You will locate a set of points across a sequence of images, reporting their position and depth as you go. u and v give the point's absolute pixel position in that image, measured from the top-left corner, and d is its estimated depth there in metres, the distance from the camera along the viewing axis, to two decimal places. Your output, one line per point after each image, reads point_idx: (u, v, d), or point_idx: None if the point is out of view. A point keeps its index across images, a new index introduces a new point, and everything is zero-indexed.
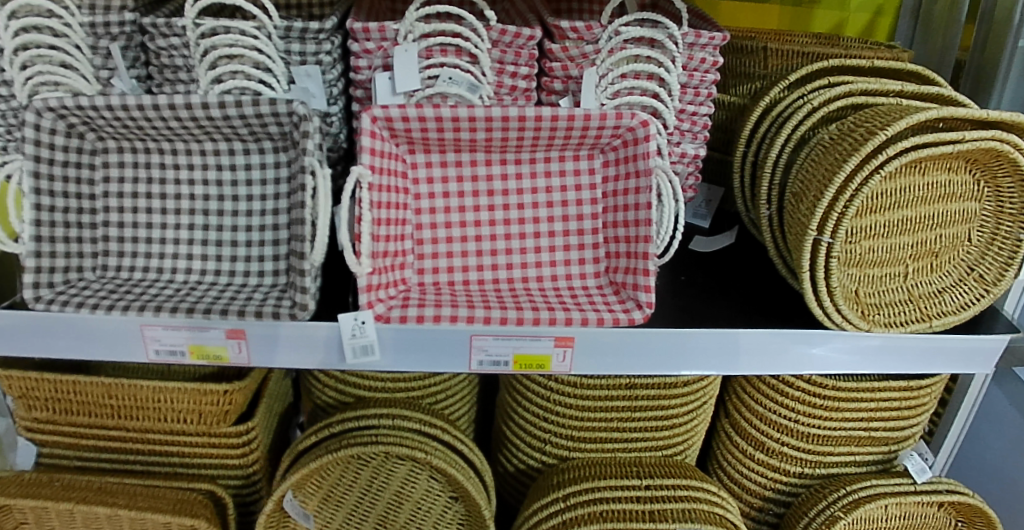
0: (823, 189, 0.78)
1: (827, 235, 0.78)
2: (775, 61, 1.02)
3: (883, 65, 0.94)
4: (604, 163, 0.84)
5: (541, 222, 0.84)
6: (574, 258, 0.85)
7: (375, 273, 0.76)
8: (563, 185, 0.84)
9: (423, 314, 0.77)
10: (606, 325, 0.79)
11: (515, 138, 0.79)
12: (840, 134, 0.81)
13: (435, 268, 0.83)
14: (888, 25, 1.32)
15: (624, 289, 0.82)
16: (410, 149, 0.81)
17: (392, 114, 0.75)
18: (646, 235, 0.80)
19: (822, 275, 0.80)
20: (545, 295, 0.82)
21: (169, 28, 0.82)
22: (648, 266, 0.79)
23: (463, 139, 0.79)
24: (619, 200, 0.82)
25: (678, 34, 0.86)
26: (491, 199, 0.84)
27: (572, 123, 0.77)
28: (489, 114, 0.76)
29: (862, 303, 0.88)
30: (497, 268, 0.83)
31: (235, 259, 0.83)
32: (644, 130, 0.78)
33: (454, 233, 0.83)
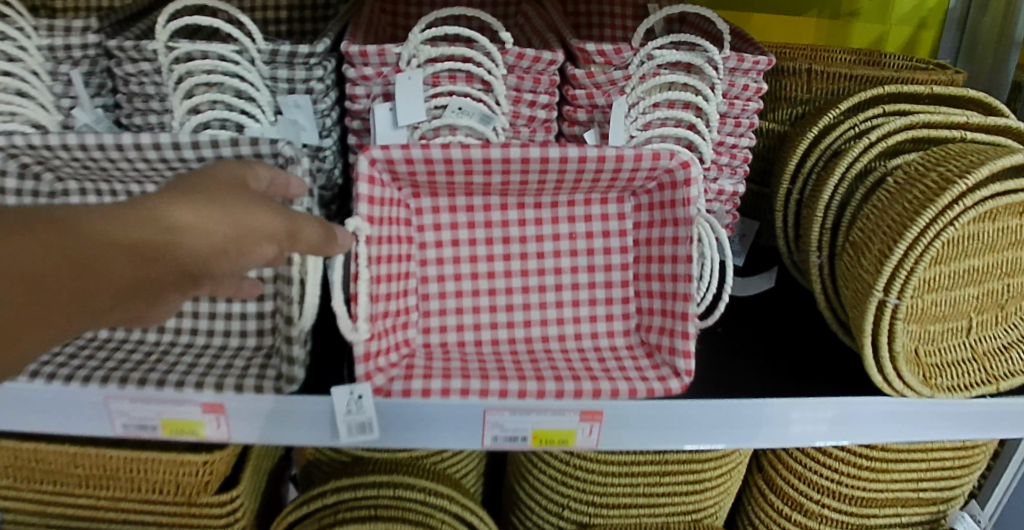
0: (891, 242, 0.67)
1: (894, 296, 0.67)
2: (819, 85, 0.91)
3: (943, 92, 0.84)
4: (636, 207, 0.73)
5: (563, 272, 0.74)
6: (601, 314, 0.74)
7: (373, 339, 0.66)
8: (589, 231, 0.74)
9: (429, 386, 0.66)
10: (639, 396, 0.68)
11: (536, 181, 0.69)
12: (907, 177, 0.70)
13: (443, 327, 0.73)
14: (931, 40, 1.22)
15: (658, 352, 0.71)
16: (415, 193, 0.71)
17: (394, 155, 0.64)
18: (685, 293, 0.69)
19: (886, 340, 0.69)
20: (568, 359, 0.71)
21: (138, 52, 0.71)
22: (688, 329, 0.69)
23: (475, 183, 0.69)
24: (653, 250, 0.72)
25: (719, 58, 0.75)
26: (507, 247, 0.73)
27: (603, 165, 0.67)
28: (506, 154, 0.65)
29: (922, 365, 0.78)
30: (513, 326, 0.73)
31: (214, 317, 0.74)
32: (684, 172, 0.67)
33: (465, 287, 0.73)
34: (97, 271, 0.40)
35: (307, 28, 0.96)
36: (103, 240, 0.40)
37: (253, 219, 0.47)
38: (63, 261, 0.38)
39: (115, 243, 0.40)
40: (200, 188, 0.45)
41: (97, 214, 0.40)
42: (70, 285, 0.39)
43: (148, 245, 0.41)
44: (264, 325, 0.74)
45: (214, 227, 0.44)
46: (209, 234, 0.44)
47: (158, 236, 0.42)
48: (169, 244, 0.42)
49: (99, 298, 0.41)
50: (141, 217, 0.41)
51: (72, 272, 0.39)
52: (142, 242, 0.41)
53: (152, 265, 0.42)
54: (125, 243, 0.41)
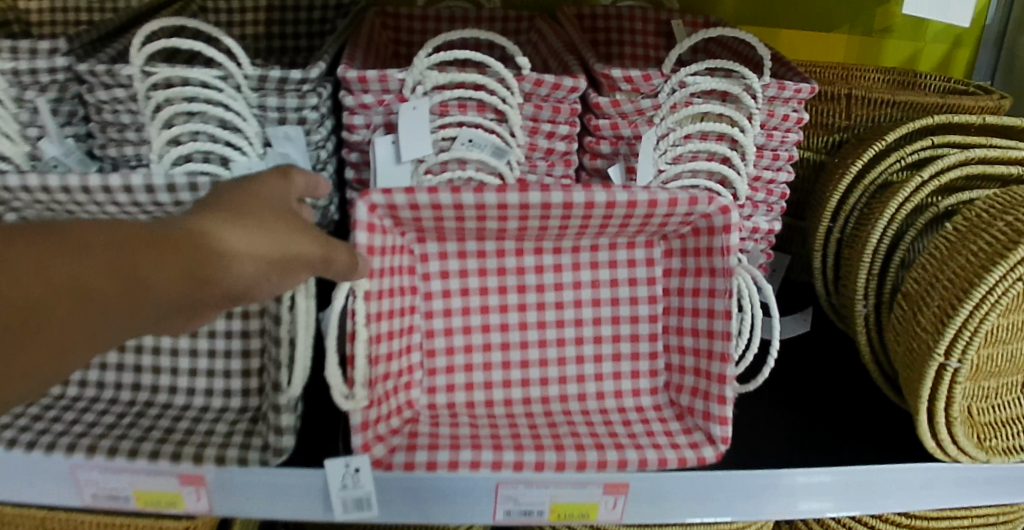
0: (955, 298, 0.58)
1: (956, 360, 0.58)
2: (860, 111, 0.84)
3: (994, 122, 0.76)
4: (666, 252, 0.65)
5: (584, 325, 0.67)
6: (625, 371, 0.67)
7: (373, 405, 0.59)
8: (613, 279, 0.66)
9: (435, 458, 0.59)
10: (670, 468, 0.60)
11: (556, 226, 0.61)
12: (972, 225, 0.62)
13: (451, 386, 0.65)
14: (966, 58, 1.15)
15: (690, 416, 0.64)
16: (420, 238, 0.63)
17: (396, 201, 0.56)
18: (723, 352, 0.61)
19: (944, 405, 0.62)
20: (590, 423, 0.64)
21: (112, 78, 0.64)
22: (725, 393, 0.61)
23: (488, 228, 0.61)
24: (685, 301, 0.64)
25: (759, 86, 0.67)
26: (522, 297, 0.66)
27: (633, 211, 0.59)
28: (523, 200, 0.57)
29: (976, 425, 0.70)
30: (528, 384, 0.66)
31: (194, 374, 0.66)
32: (723, 218, 0.58)
33: (475, 341, 0.66)
34: (143, 284, 0.37)
35: (301, 44, 0.89)
36: (152, 259, 0.37)
37: (295, 244, 0.44)
38: (113, 268, 0.37)
39: (164, 254, 0.38)
40: (245, 208, 0.43)
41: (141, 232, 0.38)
42: (121, 295, 0.37)
43: (199, 260, 0.39)
44: (250, 384, 0.66)
45: (261, 252, 0.42)
46: (255, 257, 0.42)
47: (211, 252, 0.40)
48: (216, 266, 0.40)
49: (146, 312, 0.38)
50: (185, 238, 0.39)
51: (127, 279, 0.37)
52: (195, 257, 0.39)
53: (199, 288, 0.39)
54: (176, 267, 0.38)
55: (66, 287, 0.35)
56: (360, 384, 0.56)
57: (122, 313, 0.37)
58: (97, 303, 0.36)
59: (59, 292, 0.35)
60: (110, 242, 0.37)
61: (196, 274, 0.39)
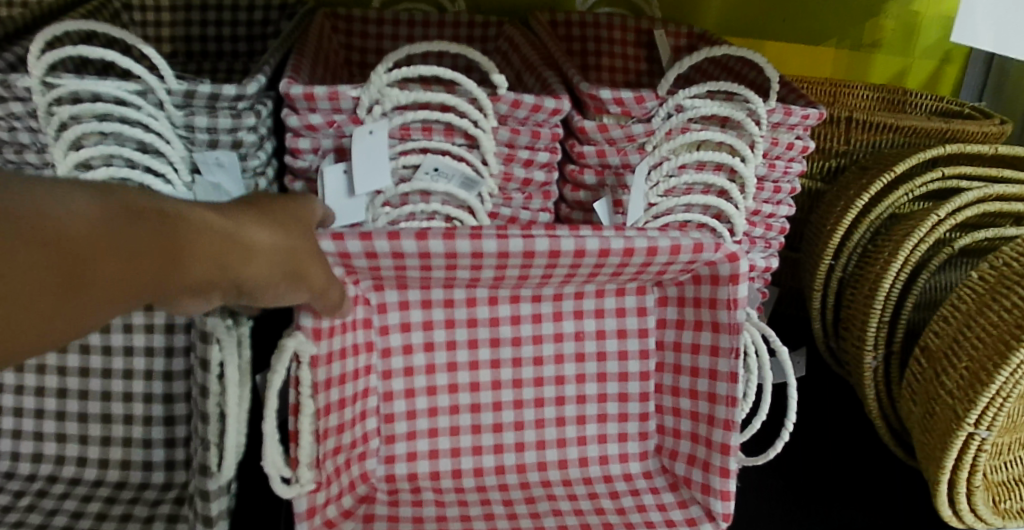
0: (989, 363, 0.54)
1: (985, 430, 0.54)
2: (860, 135, 0.77)
3: (1008, 152, 0.70)
4: (661, 300, 0.57)
5: (566, 382, 0.58)
6: (612, 434, 0.59)
7: (321, 488, 0.49)
8: (600, 330, 0.58)
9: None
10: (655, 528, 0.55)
11: (539, 275, 0.52)
12: (1004, 274, 0.57)
13: (413, 455, 0.56)
14: (954, 76, 1.09)
15: (686, 487, 0.57)
16: (377, 286, 0.53)
17: (349, 248, 0.47)
18: (726, 418, 0.53)
19: (966, 475, 0.56)
20: (573, 496, 0.56)
21: (6, 89, 0.53)
22: (728, 464, 0.54)
23: (458, 277, 0.52)
24: (682, 358, 0.56)
25: (763, 111, 0.60)
26: (495, 351, 0.57)
27: (629, 259, 0.50)
28: (501, 248, 0.48)
29: (992, 486, 0.65)
30: (502, 450, 0.57)
31: (107, 443, 0.55)
32: (731, 267, 0.50)
33: (441, 403, 0.56)
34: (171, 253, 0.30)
35: (240, 49, 0.78)
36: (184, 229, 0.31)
37: (301, 251, 0.40)
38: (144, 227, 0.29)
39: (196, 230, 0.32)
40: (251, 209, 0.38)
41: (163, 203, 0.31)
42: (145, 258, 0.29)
43: (227, 246, 0.33)
44: (175, 456, 0.55)
45: (277, 244, 0.37)
46: (274, 254, 0.37)
47: (231, 232, 0.34)
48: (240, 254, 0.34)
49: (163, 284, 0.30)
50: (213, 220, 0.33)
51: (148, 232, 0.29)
52: (216, 230, 0.33)
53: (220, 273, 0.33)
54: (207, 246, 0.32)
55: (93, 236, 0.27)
56: (305, 465, 0.47)
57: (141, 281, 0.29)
58: (103, 261, 0.27)
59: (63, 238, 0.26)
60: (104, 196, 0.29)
61: (218, 248, 0.33)
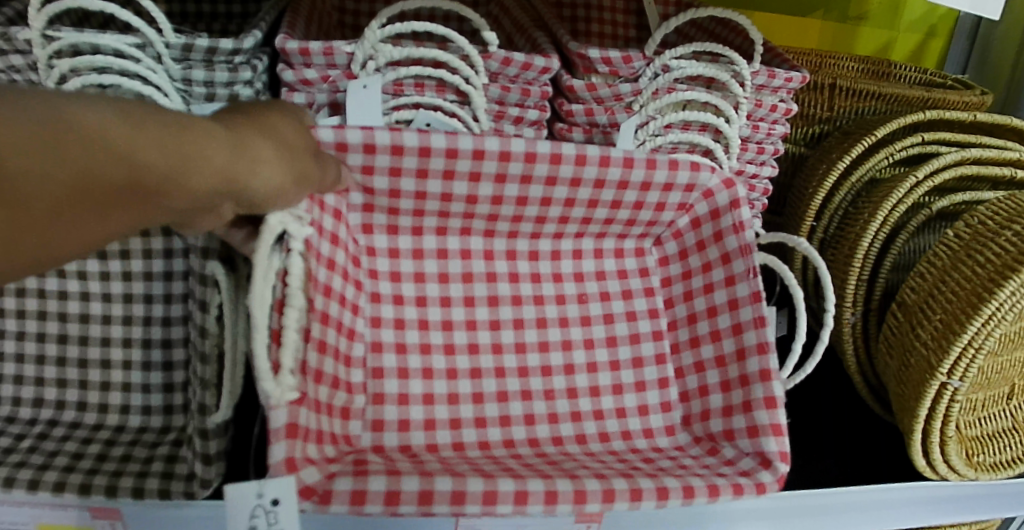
0: (961, 314, 0.56)
1: (957, 379, 0.57)
2: (843, 102, 0.79)
3: (986, 120, 0.72)
4: (662, 261, 0.62)
5: (574, 347, 0.58)
6: (631, 408, 0.57)
7: (302, 403, 0.41)
8: (602, 292, 0.61)
9: (398, 486, 0.41)
10: (724, 498, 0.47)
11: (537, 200, 0.55)
12: (978, 232, 0.59)
13: (405, 424, 0.52)
14: (938, 49, 1.11)
15: (728, 444, 0.52)
16: (367, 208, 0.55)
17: (347, 137, 0.48)
18: (760, 342, 0.52)
19: (939, 425, 0.59)
20: (582, 438, 0.55)
21: (6, 41, 0.54)
22: (773, 394, 0.51)
23: (454, 194, 0.54)
24: (695, 305, 0.58)
25: (749, 73, 0.61)
26: (494, 309, 0.58)
27: (628, 170, 0.54)
28: (504, 146, 0.51)
29: (965, 441, 0.68)
30: (509, 423, 0.54)
31: (107, 388, 0.57)
32: (730, 193, 0.56)
33: (436, 364, 0.55)
34: (177, 173, 0.31)
35: (234, 10, 0.79)
36: (191, 149, 0.32)
37: (302, 165, 0.41)
38: (151, 145, 0.30)
39: (205, 151, 0.33)
40: (256, 118, 0.38)
41: (169, 117, 0.32)
42: (147, 180, 0.30)
43: (234, 167, 0.35)
44: (173, 401, 0.57)
45: (280, 161, 0.38)
46: (278, 171, 0.38)
47: (239, 137, 0.35)
48: (245, 171, 0.35)
49: (159, 201, 0.32)
50: (220, 136, 0.34)
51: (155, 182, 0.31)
52: (224, 151, 0.34)
53: (222, 188, 0.34)
54: (215, 168, 0.33)
55: (94, 159, 0.28)
56: (287, 371, 0.40)
57: (164, 198, 0.32)
58: (101, 176, 0.29)
59: (58, 151, 0.27)
60: (115, 108, 0.30)
61: (233, 158, 0.34)
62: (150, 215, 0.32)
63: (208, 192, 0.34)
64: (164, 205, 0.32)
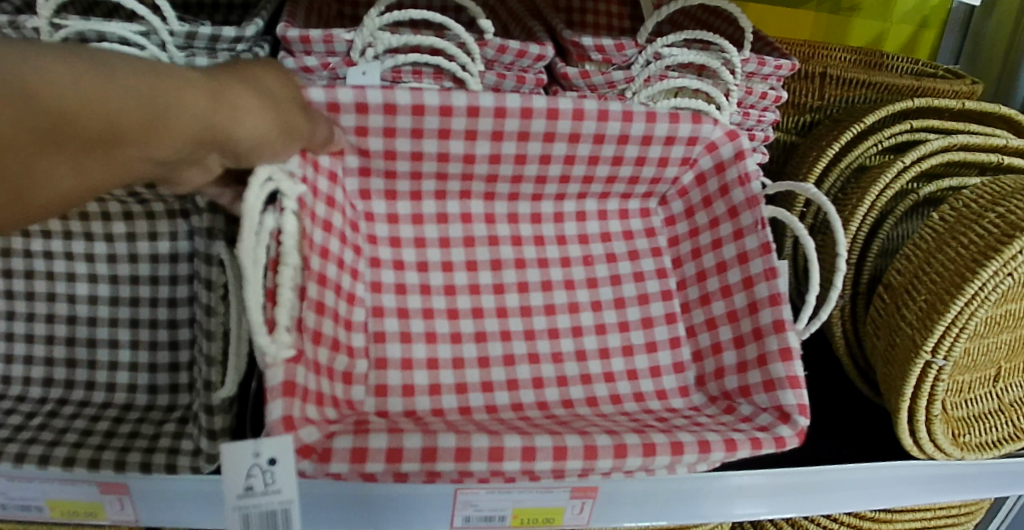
0: (945, 294, 0.58)
1: (941, 358, 0.58)
2: (835, 91, 0.80)
3: (974, 108, 0.74)
4: (668, 221, 0.65)
5: (580, 310, 0.61)
6: (643, 371, 0.59)
7: (298, 362, 0.44)
8: (608, 253, 0.64)
9: (400, 444, 0.44)
10: (741, 453, 0.49)
11: (536, 157, 0.59)
12: (963, 215, 0.61)
13: (409, 388, 0.54)
14: (931, 41, 1.11)
15: (744, 401, 0.55)
16: (363, 173, 0.58)
17: (339, 97, 0.52)
18: (772, 295, 0.55)
19: (925, 403, 0.60)
20: (593, 402, 0.57)
21: (15, 30, 0.55)
22: (787, 344, 0.53)
23: (452, 154, 0.57)
24: (703, 262, 0.61)
25: (739, 61, 0.63)
26: (497, 276, 0.61)
27: (630, 122, 0.57)
28: (498, 102, 0.55)
29: (951, 422, 0.69)
30: (516, 387, 0.56)
31: (115, 367, 0.58)
32: (734, 145, 0.59)
33: (440, 329, 0.57)
34: (156, 123, 0.33)
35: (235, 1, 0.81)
36: (172, 100, 0.33)
37: (286, 119, 0.42)
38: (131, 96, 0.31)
39: (186, 102, 0.34)
40: (241, 72, 0.40)
41: (149, 69, 0.33)
42: (125, 131, 0.32)
43: (216, 118, 0.36)
44: (178, 380, 0.58)
45: (264, 113, 0.40)
46: (262, 122, 0.40)
47: (220, 86, 0.37)
48: (226, 122, 0.37)
49: (139, 149, 0.33)
50: (201, 87, 0.35)
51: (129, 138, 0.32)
52: (205, 103, 0.35)
53: (204, 137, 0.36)
54: (196, 117, 0.35)
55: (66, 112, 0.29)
56: (282, 327, 0.42)
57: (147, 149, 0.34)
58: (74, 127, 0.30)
59: (29, 103, 0.28)
60: (92, 61, 0.31)
61: (215, 108, 0.36)
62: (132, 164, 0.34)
63: (193, 143, 0.36)
64: (145, 154, 0.34)
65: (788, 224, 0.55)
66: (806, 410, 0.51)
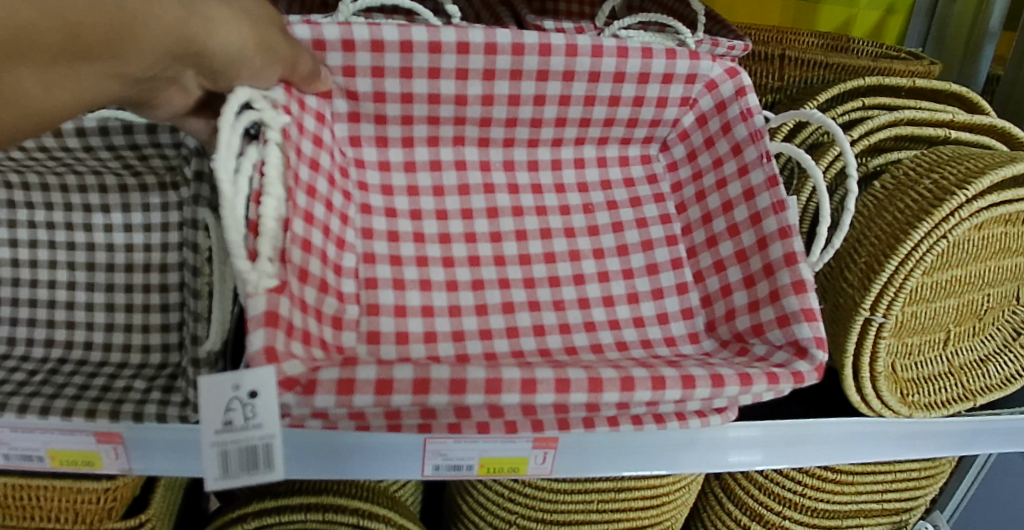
0: (882, 254, 0.62)
1: (880, 314, 0.62)
2: (793, 72, 0.84)
3: (925, 87, 0.78)
4: (669, 167, 0.71)
5: (581, 258, 0.65)
6: (649, 317, 0.63)
7: (282, 292, 0.46)
8: (610, 201, 0.68)
9: (390, 376, 0.46)
10: (758, 388, 0.52)
11: (530, 98, 0.63)
12: (901, 181, 0.65)
13: (403, 335, 0.57)
14: (898, 26, 1.15)
15: (758, 340, 0.58)
16: (352, 118, 0.62)
17: (324, 34, 0.56)
18: (782, 229, 0.59)
19: (868, 359, 0.64)
20: (599, 348, 0.60)
21: None
22: (802, 279, 0.56)
23: (442, 95, 0.62)
24: (709, 205, 0.66)
25: (692, 42, 0.68)
26: (495, 222, 0.65)
27: (624, 55, 0.62)
28: (489, 38, 0.59)
29: (900, 382, 0.73)
30: (516, 334, 0.59)
31: (111, 328, 0.63)
32: (736, 82, 0.64)
33: (434, 277, 0.60)
34: (136, 36, 0.37)
35: None
36: (150, 13, 0.37)
37: (269, 38, 0.47)
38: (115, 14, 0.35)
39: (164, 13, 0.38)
40: None
41: None
42: (109, 47, 0.35)
43: (193, 29, 0.40)
44: (169, 339, 0.63)
45: (245, 32, 0.44)
46: (243, 38, 0.44)
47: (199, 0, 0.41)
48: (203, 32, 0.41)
49: (124, 60, 0.37)
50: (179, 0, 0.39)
51: (97, 49, 0.35)
52: (184, 16, 0.39)
53: (182, 45, 0.40)
54: (172, 27, 0.39)
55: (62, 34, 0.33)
56: (265, 258, 0.45)
57: (117, 62, 0.37)
58: (63, 49, 0.34)
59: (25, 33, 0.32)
60: None
61: (190, 19, 0.40)
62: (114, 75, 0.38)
63: (170, 54, 0.40)
64: (126, 63, 0.38)
65: (794, 157, 0.59)
66: (823, 343, 0.54)
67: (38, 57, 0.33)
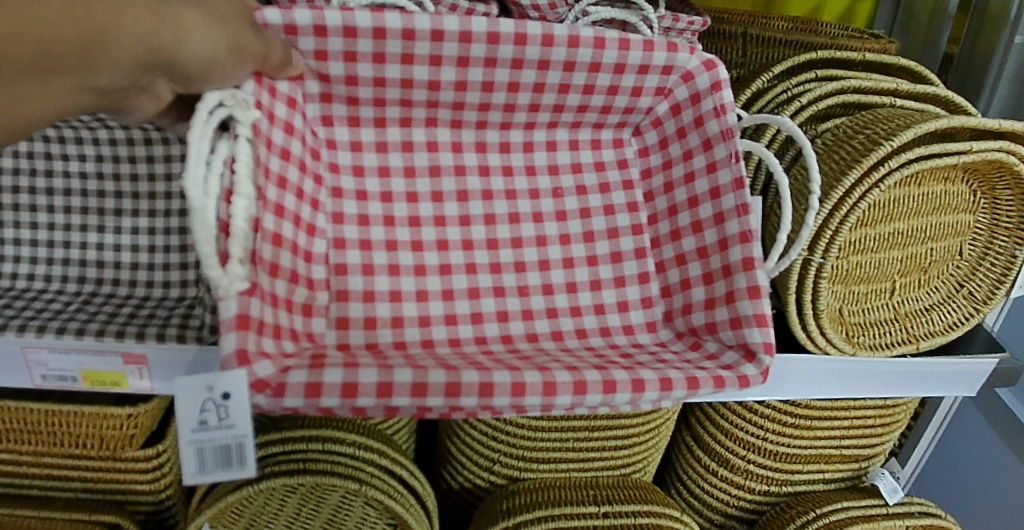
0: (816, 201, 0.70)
1: (819, 255, 0.71)
2: (755, 49, 0.93)
3: (875, 60, 0.86)
4: (640, 152, 0.76)
5: (548, 243, 0.71)
6: (610, 304, 0.71)
7: (253, 294, 0.53)
8: (580, 185, 0.74)
9: (355, 381, 0.55)
10: (704, 390, 0.62)
11: (504, 85, 0.67)
12: (836, 140, 0.73)
13: (370, 322, 0.64)
14: (868, 10, 1.22)
15: (710, 338, 0.68)
16: (323, 99, 0.67)
17: (296, 19, 0.59)
18: (742, 233, 0.66)
19: (810, 297, 0.72)
20: (560, 335, 0.68)
21: None
22: (757, 284, 0.64)
23: (415, 80, 0.65)
24: (675, 197, 0.72)
25: (654, 17, 0.76)
26: (464, 207, 0.71)
27: (602, 46, 0.66)
28: (464, 26, 0.62)
29: (846, 324, 0.80)
30: (479, 321, 0.67)
31: (136, 267, 0.72)
32: (712, 74, 0.68)
33: (403, 261, 0.67)
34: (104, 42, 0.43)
35: None
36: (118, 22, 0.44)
37: (243, 39, 0.52)
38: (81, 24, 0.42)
39: (130, 21, 0.44)
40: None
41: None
42: (80, 52, 0.43)
43: (162, 34, 0.46)
44: (187, 276, 0.71)
45: (216, 33, 0.50)
46: (215, 38, 0.50)
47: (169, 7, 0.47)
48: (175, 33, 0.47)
49: (97, 63, 0.44)
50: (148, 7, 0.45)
51: (63, 58, 0.42)
52: (154, 22, 0.46)
53: (155, 48, 0.46)
54: (142, 33, 0.45)
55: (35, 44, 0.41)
56: (235, 260, 0.51)
57: (92, 64, 0.44)
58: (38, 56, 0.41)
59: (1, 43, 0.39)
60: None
61: (161, 24, 0.46)
62: (94, 76, 0.45)
63: (144, 55, 0.46)
64: (102, 65, 0.45)
65: (764, 160, 0.66)
66: (769, 348, 0.64)
67: (9, 67, 0.41)
